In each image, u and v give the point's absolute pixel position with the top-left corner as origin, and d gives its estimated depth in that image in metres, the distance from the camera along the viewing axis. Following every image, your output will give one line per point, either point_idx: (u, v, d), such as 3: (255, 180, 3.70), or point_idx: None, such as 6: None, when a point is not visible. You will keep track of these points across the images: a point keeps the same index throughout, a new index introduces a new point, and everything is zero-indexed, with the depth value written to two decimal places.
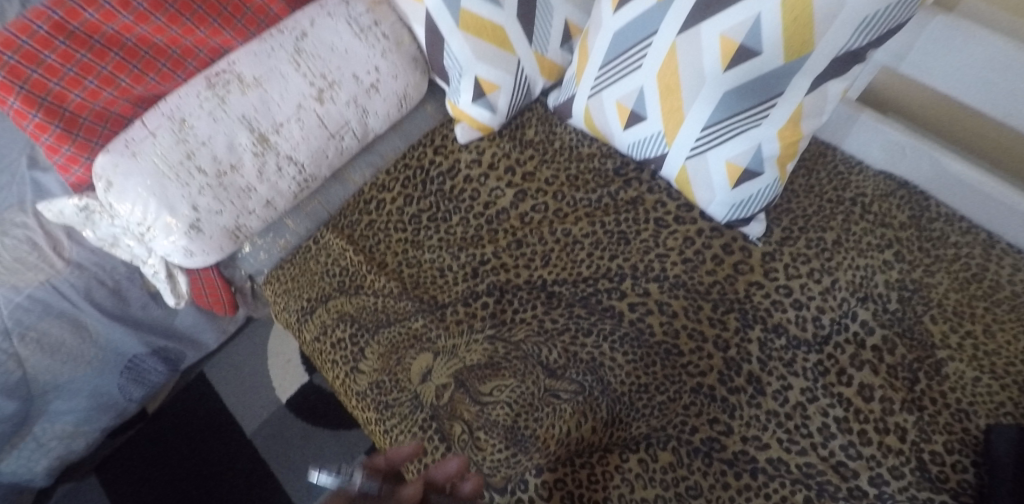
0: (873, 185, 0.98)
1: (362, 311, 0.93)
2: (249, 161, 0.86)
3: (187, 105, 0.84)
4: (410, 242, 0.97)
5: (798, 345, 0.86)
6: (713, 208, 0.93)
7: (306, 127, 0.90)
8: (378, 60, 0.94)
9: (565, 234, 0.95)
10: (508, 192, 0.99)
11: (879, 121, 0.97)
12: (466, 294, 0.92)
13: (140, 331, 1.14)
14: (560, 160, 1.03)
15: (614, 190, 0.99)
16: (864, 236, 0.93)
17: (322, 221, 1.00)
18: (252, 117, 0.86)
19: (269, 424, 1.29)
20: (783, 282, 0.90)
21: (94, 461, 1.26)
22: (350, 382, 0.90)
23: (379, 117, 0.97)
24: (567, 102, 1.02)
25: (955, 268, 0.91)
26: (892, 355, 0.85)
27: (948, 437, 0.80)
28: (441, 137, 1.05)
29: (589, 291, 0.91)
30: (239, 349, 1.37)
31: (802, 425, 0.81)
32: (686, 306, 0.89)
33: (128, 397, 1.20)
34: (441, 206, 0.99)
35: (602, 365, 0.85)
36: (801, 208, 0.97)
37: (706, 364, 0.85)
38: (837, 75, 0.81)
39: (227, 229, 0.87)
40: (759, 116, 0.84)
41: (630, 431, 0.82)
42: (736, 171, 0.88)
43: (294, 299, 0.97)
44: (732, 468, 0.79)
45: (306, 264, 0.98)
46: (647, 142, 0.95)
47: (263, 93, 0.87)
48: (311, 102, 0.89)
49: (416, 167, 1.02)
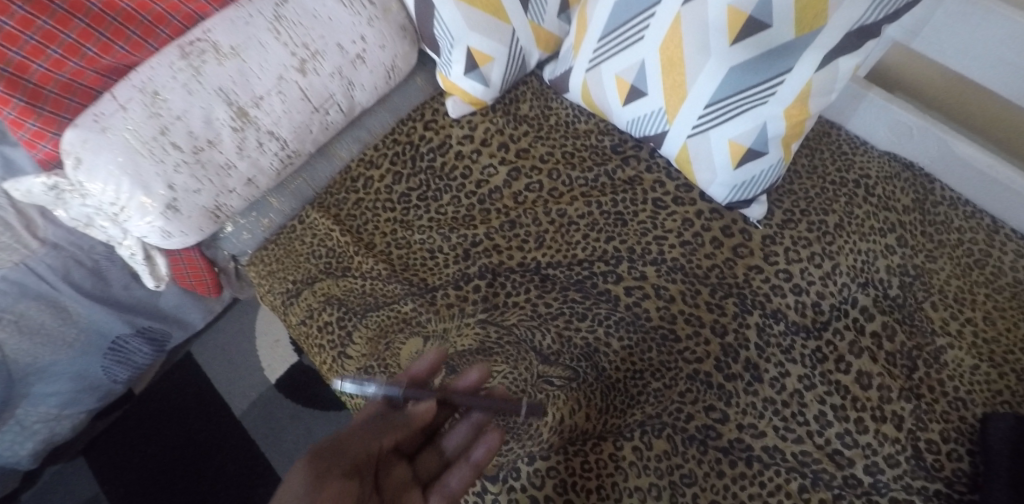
0: (878, 167, 0.96)
1: (350, 293, 0.90)
2: (228, 136, 0.82)
3: (159, 76, 0.79)
4: (399, 222, 0.94)
5: (797, 331, 0.84)
6: (713, 189, 0.89)
7: (289, 100, 0.85)
8: (364, 28, 0.89)
9: (560, 215, 0.92)
10: (502, 170, 0.96)
11: (887, 101, 0.94)
12: (457, 277, 0.89)
13: (123, 311, 1.12)
14: (556, 136, 0.99)
15: (611, 168, 0.95)
16: (867, 219, 0.91)
17: (308, 199, 0.97)
18: (230, 90, 0.81)
19: (258, 404, 1.28)
20: (783, 266, 0.88)
21: (82, 443, 1.24)
22: (338, 368, 0.87)
23: (366, 89, 0.92)
24: (563, 76, 0.98)
25: (958, 253, 0.90)
26: (892, 342, 0.83)
27: (945, 425, 0.78)
28: (431, 111, 1.01)
29: (584, 275, 0.88)
30: (226, 328, 1.36)
31: (799, 413, 0.80)
32: (683, 290, 0.87)
33: (112, 378, 1.18)
34: (432, 184, 0.96)
35: (597, 351, 0.83)
36: (803, 190, 0.94)
37: (703, 350, 0.83)
38: (848, 50, 0.77)
39: (206, 209, 0.84)
40: (765, 94, 0.81)
41: (624, 419, 0.81)
42: (739, 150, 0.85)
43: (279, 281, 0.93)
44: (727, 456, 0.78)
45: (291, 245, 0.95)
46: (647, 119, 0.90)
47: (241, 63, 0.82)
48: (293, 73, 0.85)
49: (405, 143, 0.98)
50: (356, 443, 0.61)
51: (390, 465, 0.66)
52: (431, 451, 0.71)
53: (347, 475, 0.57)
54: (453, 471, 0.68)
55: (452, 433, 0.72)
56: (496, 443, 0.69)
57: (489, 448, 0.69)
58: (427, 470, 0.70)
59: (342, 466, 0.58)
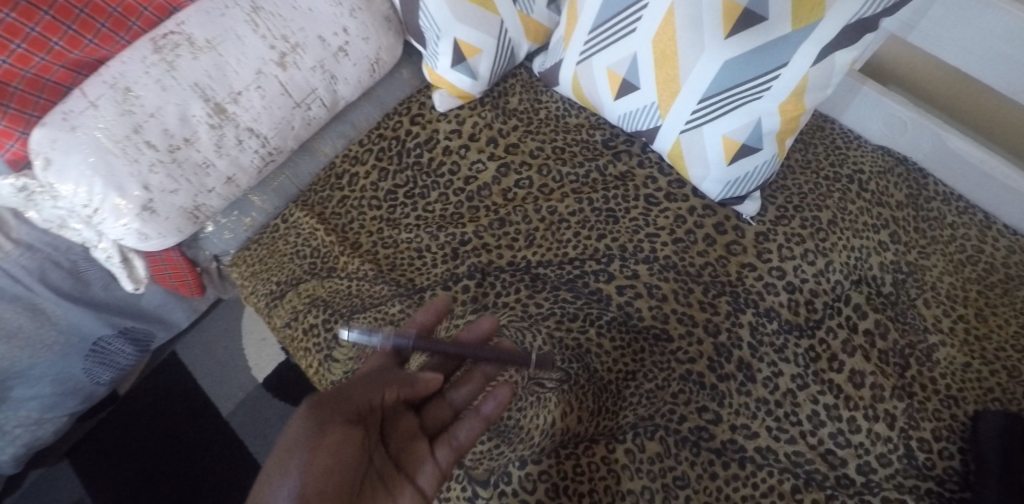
0: (872, 161, 0.95)
1: (335, 294, 0.87)
2: (205, 134, 0.79)
3: (131, 71, 0.75)
4: (386, 220, 0.92)
5: (790, 329, 0.84)
6: (706, 186, 0.87)
7: (268, 95, 0.82)
8: (346, 19, 0.86)
9: (550, 212, 0.90)
10: (490, 166, 0.94)
11: (882, 94, 0.93)
12: (446, 277, 0.87)
13: (104, 312, 1.10)
14: (546, 131, 0.97)
15: (602, 164, 0.93)
16: (860, 215, 0.90)
17: (292, 198, 0.95)
18: (206, 85, 0.78)
19: (246, 403, 1.26)
20: (776, 264, 0.87)
21: (66, 445, 1.22)
22: (325, 371, 0.85)
23: (349, 83, 0.89)
24: (553, 68, 0.95)
25: (950, 250, 0.90)
26: (884, 340, 0.83)
27: (937, 424, 0.78)
28: (418, 104, 0.98)
29: (576, 274, 0.86)
30: (211, 326, 1.34)
31: (792, 413, 0.79)
32: (676, 289, 0.85)
33: (94, 380, 1.16)
34: (419, 181, 0.94)
35: (588, 352, 0.82)
36: (796, 185, 0.93)
37: (695, 350, 0.82)
38: (845, 45, 0.74)
39: (185, 210, 0.81)
40: (759, 89, 0.78)
41: (616, 421, 0.79)
42: (733, 146, 0.83)
43: (262, 283, 0.91)
44: (720, 458, 0.77)
45: (275, 245, 0.92)
46: (639, 113, 0.88)
47: (217, 57, 0.79)
48: (272, 67, 0.82)
49: (391, 138, 0.96)
50: (357, 393, 0.59)
51: (396, 417, 0.64)
52: (438, 405, 0.70)
53: (348, 422, 0.55)
54: (462, 424, 0.66)
55: (460, 386, 0.72)
56: (506, 398, 0.68)
57: (500, 402, 0.68)
58: (435, 422, 0.68)
59: (344, 413, 0.56)
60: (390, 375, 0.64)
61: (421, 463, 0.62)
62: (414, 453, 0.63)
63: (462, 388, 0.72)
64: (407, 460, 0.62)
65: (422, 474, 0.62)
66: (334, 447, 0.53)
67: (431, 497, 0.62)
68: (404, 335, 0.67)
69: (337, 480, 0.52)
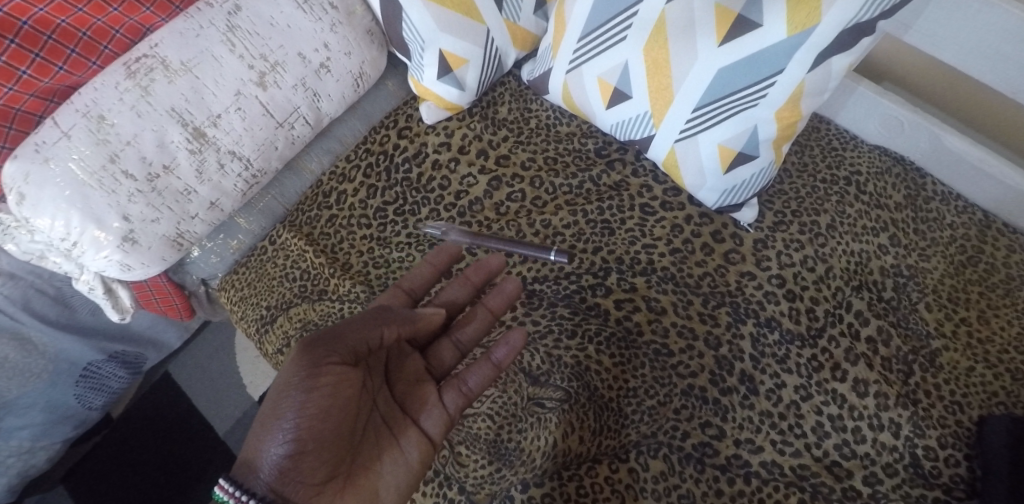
0: (869, 162, 0.93)
1: (327, 317, 0.84)
2: (186, 160, 0.77)
3: (104, 99, 0.72)
4: (376, 239, 0.90)
5: (792, 339, 0.82)
6: (703, 194, 0.85)
7: (249, 116, 0.80)
8: (327, 34, 0.83)
9: (544, 226, 0.88)
10: (481, 179, 0.91)
11: (879, 94, 0.92)
12: None
13: (93, 337, 1.07)
14: (537, 141, 0.94)
15: (595, 174, 0.91)
16: (859, 219, 0.89)
17: (278, 217, 0.94)
18: (183, 110, 0.75)
19: (241, 423, 1.23)
20: (776, 272, 0.85)
21: (61, 471, 1.20)
22: None
23: (334, 100, 0.87)
24: (542, 77, 0.93)
25: (950, 251, 0.89)
26: (887, 347, 0.82)
27: (942, 431, 0.77)
28: (405, 117, 0.96)
29: (573, 289, 0.85)
30: (205, 345, 1.31)
31: (796, 425, 0.78)
32: (675, 302, 0.84)
33: (88, 405, 1.13)
34: (408, 197, 0.91)
35: (588, 370, 0.80)
36: (793, 189, 0.91)
37: (697, 364, 0.81)
38: (843, 49, 0.72)
39: (168, 238, 0.79)
40: (755, 96, 0.76)
41: (619, 440, 0.77)
42: (729, 154, 0.81)
43: (252, 307, 0.90)
44: (725, 474, 0.76)
45: (264, 268, 0.91)
46: (633, 123, 0.86)
47: (193, 79, 0.76)
48: (252, 88, 0.79)
49: (379, 153, 0.94)
50: (356, 335, 0.66)
51: (402, 358, 0.74)
52: (445, 344, 0.77)
53: (344, 363, 0.64)
54: (473, 370, 0.71)
55: (466, 327, 0.78)
56: (519, 344, 0.71)
57: (512, 349, 0.71)
58: (441, 365, 0.76)
59: (341, 356, 0.64)
60: (390, 315, 0.69)
61: (427, 407, 0.70)
62: (419, 395, 0.71)
63: (468, 328, 0.78)
64: (411, 401, 0.71)
65: (426, 417, 0.70)
66: (325, 389, 0.62)
67: (434, 436, 0.70)
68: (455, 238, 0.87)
69: (330, 422, 0.62)
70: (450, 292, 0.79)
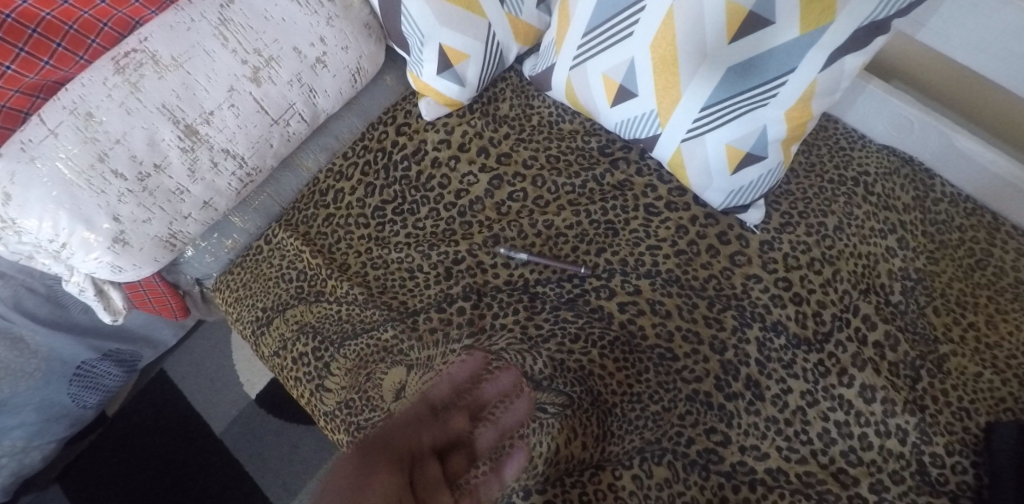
0: (877, 161, 0.92)
1: (324, 319, 0.84)
2: (178, 158, 0.74)
3: (92, 95, 0.70)
4: (374, 239, 0.88)
5: (798, 344, 0.81)
6: (708, 195, 0.84)
7: (243, 113, 0.77)
8: (323, 28, 0.81)
9: (547, 227, 0.86)
10: (482, 178, 0.89)
11: (888, 94, 0.90)
12: (440, 299, 0.83)
13: (86, 336, 1.05)
14: (540, 138, 0.92)
15: (599, 173, 0.89)
16: (867, 220, 0.87)
17: (275, 216, 0.92)
18: (175, 107, 0.73)
19: (237, 421, 1.22)
20: (782, 275, 0.83)
21: (55, 470, 1.18)
22: (317, 402, 0.82)
23: (330, 95, 0.85)
24: (545, 73, 0.90)
25: (959, 254, 0.88)
26: (895, 352, 0.80)
27: (949, 438, 0.76)
28: (404, 113, 0.94)
29: (576, 292, 0.83)
30: (201, 342, 1.29)
31: (802, 431, 0.77)
32: (679, 305, 0.82)
33: (82, 405, 1.11)
34: (408, 196, 0.89)
35: (591, 374, 0.79)
36: (801, 190, 0.89)
37: (702, 369, 0.79)
38: (855, 48, 0.70)
39: (160, 238, 0.77)
40: (766, 96, 0.74)
41: (622, 446, 0.76)
42: (737, 155, 0.78)
43: (247, 308, 0.88)
44: (730, 481, 0.75)
45: (259, 268, 0.89)
46: (637, 122, 0.84)
47: (185, 75, 0.73)
48: (246, 84, 0.76)
49: (377, 150, 0.91)
50: (399, 439, 0.70)
51: (424, 468, 0.70)
52: (461, 451, 0.72)
53: (389, 472, 0.68)
54: (484, 486, 0.70)
55: (483, 434, 0.73)
56: (523, 464, 0.71)
57: (518, 465, 0.71)
58: (455, 472, 0.71)
59: (386, 460, 0.69)
60: (422, 422, 0.72)
61: None
62: None
63: (483, 437, 0.73)
64: None
65: None
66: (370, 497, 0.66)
67: None
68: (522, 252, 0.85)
69: None
70: (473, 393, 0.75)
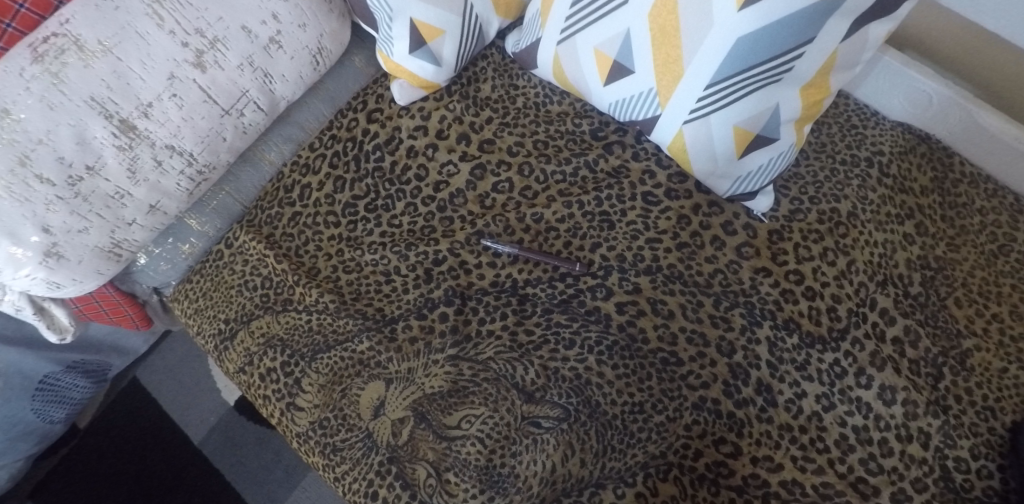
0: (892, 140, 0.84)
1: (293, 331, 0.77)
2: (113, 158, 0.66)
3: (7, 89, 0.59)
4: (346, 239, 0.80)
5: (812, 343, 0.74)
6: (713, 182, 0.75)
7: (187, 104, 0.68)
8: (276, 3, 0.71)
9: (536, 221, 0.79)
10: (464, 167, 0.81)
11: (905, 65, 0.83)
12: (420, 304, 0.76)
13: (47, 349, 0.95)
14: (525, 122, 0.84)
15: (591, 158, 0.81)
16: (883, 205, 0.80)
17: (236, 216, 0.83)
18: (106, 99, 0.63)
19: (216, 429, 1.15)
20: (794, 267, 0.76)
21: (27, 488, 1.10)
22: (288, 422, 0.75)
23: (288, 80, 0.76)
24: (529, 50, 0.82)
25: (981, 240, 0.81)
26: (915, 349, 0.74)
27: (975, 441, 0.70)
28: (375, 97, 0.85)
29: (570, 293, 0.76)
30: (175, 348, 1.22)
31: (818, 439, 0.71)
32: (683, 304, 0.75)
33: (49, 420, 1.02)
34: (381, 190, 0.81)
35: (589, 384, 0.72)
36: (811, 173, 0.82)
37: (709, 373, 0.73)
38: (880, 15, 0.62)
39: (101, 248, 0.69)
40: (782, 70, 0.65)
41: (624, 461, 0.70)
42: (747, 137, 0.70)
43: (208, 320, 0.80)
44: (742, 496, 0.69)
45: (219, 275, 0.81)
46: (631, 102, 0.75)
47: (116, 62, 0.63)
48: (187, 69, 0.67)
49: (346, 140, 0.83)
50: None
51: None
52: None
53: None
54: None
55: None
56: None
57: None
58: None
59: None
60: None
61: None
62: None
63: None
64: None
65: None
66: None
67: None
68: (507, 243, 0.77)
69: None
70: None
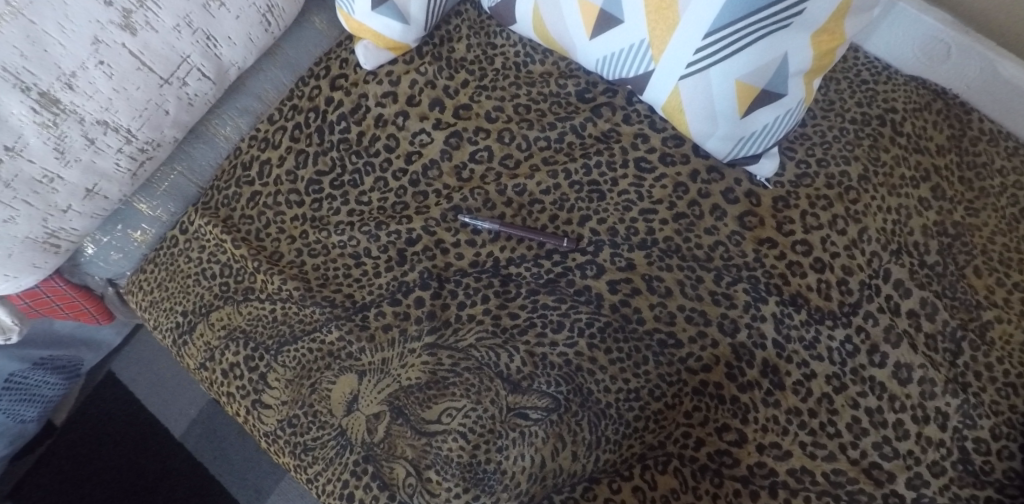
0: (906, 95, 0.77)
1: (255, 322, 0.71)
2: (36, 137, 0.58)
3: None
4: (311, 219, 0.73)
5: (821, 319, 0.68)
6: (712, 145, 0.68)
7: (118, 72, 0.61)
8: None
9: (518, 193, 0.72)
10: (438, 136, 0.74)
11: (921, 11, 0.75)
12: (393, 289, 0.69)
13: (11, 348, 0.88)
14: (504, 84, 0.76)
15: (578, 123, 0.74)
16: (896, 167, 0.74)
17: (192, 199, 0.77)
18: (20, 69, 0.56)
19: (197, 422, 1.09)
20: (801, 237, 0.69)
21: (7, 487, 1.06)
22: (255, 421, 0.69)
23: (235, 44, 0.69)
24: (505, 3, 0.74)
25: (1002, 203, 0.75)
26: (932, 322, 0.68)
27: (996, 420, 0.65)
28: (338, 62, 0.77)
29: (557, 272, 0.70)
30: (149, 339, 1.15)
31: (829, 423, 0.65)
32: (681, 280, 0.69)
33: (20, 419, 0.95)
34: (348, 164, 0.74)
35: (580, 371, 0.66)
36: (818, 133, 0.75)
37: (711, 355, 0.67)
38: None
39: (32, 238, 0.62)
40: (790, 14, 0.57)
41: (620, 453, 0.65)
42: (750, 93, 0.62)
43: (165, 313, 0.74)
44: (747, 487, 0.64)
45: (175, 264, 0.74)
46: (618, 59, 0.67)
47: (27, 25, 0.55)
48: (115, 32, 0.60)
49: (308, 110, 0.76)
50: None
51: None
52: None
53: None
54: None
55: None
56: None
57: None
58: None
59: None
60: None
61: None
62: None
63: None
64: None
65: None
66: None
67: None
68: (485, 219, 0.70)
69: None
70: None
